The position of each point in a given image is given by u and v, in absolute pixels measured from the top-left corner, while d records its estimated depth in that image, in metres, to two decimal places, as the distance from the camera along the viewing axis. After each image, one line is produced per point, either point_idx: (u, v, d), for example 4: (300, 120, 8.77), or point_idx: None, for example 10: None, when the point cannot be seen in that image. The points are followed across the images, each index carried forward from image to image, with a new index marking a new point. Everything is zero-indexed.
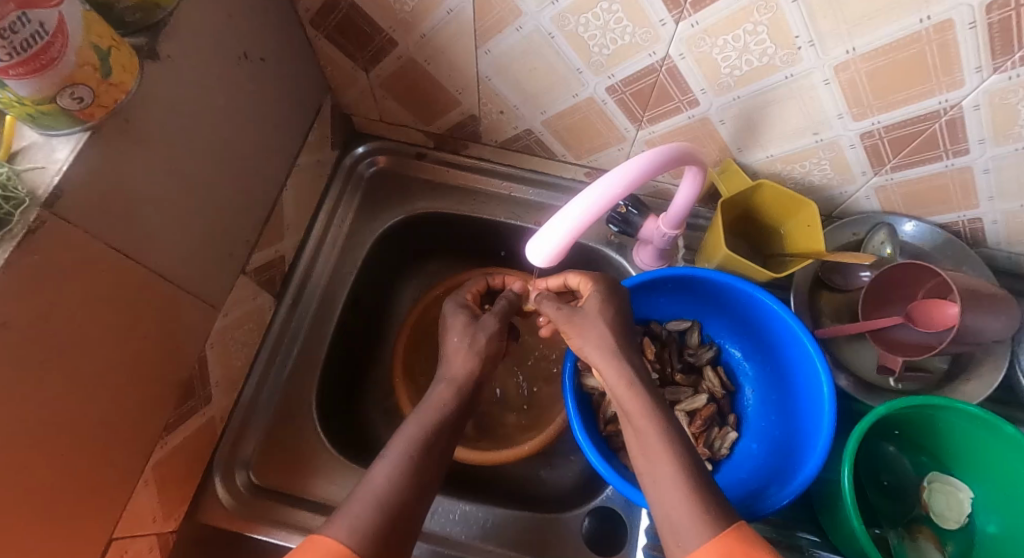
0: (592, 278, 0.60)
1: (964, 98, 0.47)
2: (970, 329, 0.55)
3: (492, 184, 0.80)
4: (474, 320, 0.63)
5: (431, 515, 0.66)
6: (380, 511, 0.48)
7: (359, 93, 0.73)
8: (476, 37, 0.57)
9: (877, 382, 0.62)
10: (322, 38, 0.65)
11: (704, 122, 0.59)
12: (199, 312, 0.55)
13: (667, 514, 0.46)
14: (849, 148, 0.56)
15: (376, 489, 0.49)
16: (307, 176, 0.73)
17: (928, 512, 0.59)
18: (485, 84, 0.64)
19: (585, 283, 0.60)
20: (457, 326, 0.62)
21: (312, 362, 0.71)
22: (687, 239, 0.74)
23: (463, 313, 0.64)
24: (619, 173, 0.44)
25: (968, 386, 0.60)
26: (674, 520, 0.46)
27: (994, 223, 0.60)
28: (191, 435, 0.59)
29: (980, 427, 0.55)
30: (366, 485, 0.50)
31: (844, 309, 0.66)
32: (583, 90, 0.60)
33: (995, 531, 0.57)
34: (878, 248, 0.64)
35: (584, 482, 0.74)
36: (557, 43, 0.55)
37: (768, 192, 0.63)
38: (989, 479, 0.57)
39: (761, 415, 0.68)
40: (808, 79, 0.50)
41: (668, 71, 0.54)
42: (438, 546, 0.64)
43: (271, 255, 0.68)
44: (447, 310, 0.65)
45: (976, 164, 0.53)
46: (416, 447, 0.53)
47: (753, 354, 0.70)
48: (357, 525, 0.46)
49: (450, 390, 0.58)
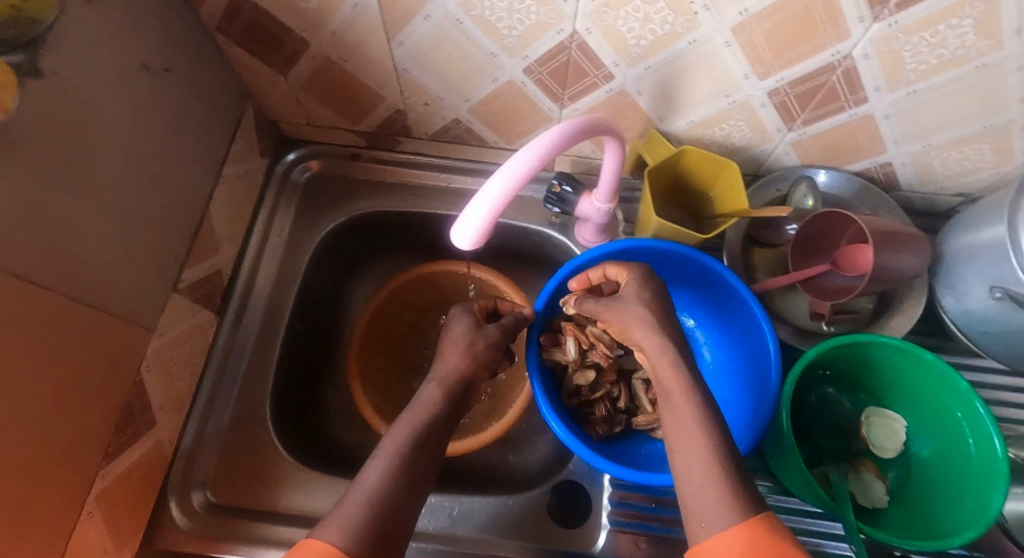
0: (631, 268, 0.57)
1: (854, 48, 0.49)
2: (888, 268, 0.58)
3: (429, 177, 0.80)
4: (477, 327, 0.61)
5: (425, 514, 0.66)
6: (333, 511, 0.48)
7: (281, 98, 0.72)
8: (386, 30, 0.57)
9: (811, 327, 0.65)
10: (232, 45, 0.63)
11: (622, 95, 0.61)
12: (128, 334, 0.54)
13: (697, 500, 0.44)
14: (761, 107, 0.58)
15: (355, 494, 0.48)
16: (237, 186, 0.71)
17: (868, 444, 0.61)
18: (405, 76, 0.64)
19: (624, 272, 0.57)
20: (458, 332, 0.61)
21: (262, 374, 0.70)
22: (625, 211, 0.76)
23: (466, 319, 0.62)
24: (534, 146, 0.44)
25: (893, 321, 0.63)
26: (701, 505, 0.43)
27: (903, 165, 0.63)
28: (137, 461, 0.58)
29: (902, 356, 0.58)
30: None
31: (776, 263, 0.69)
32: (501, 74, 0.61)
33: (928, 453, 0.60)
34: (801, 201, 0.67)
35: (554, 458, 0.75)
36: (467, 29, 0.55)
37: (692, 158, 0.65)
38: (919, 407, 0.61)
39: (719, 383, 0.69)
40: (710, 43, 0.51)
41: (578, 47, 0.55)
42: (425, 543, 0.65)
43: (206, 270, 0.66)
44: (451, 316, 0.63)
45: (877, 112, 0.56)
46: None
47: (710, 325, 0.71)
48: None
49: (443, 389, 0.57)
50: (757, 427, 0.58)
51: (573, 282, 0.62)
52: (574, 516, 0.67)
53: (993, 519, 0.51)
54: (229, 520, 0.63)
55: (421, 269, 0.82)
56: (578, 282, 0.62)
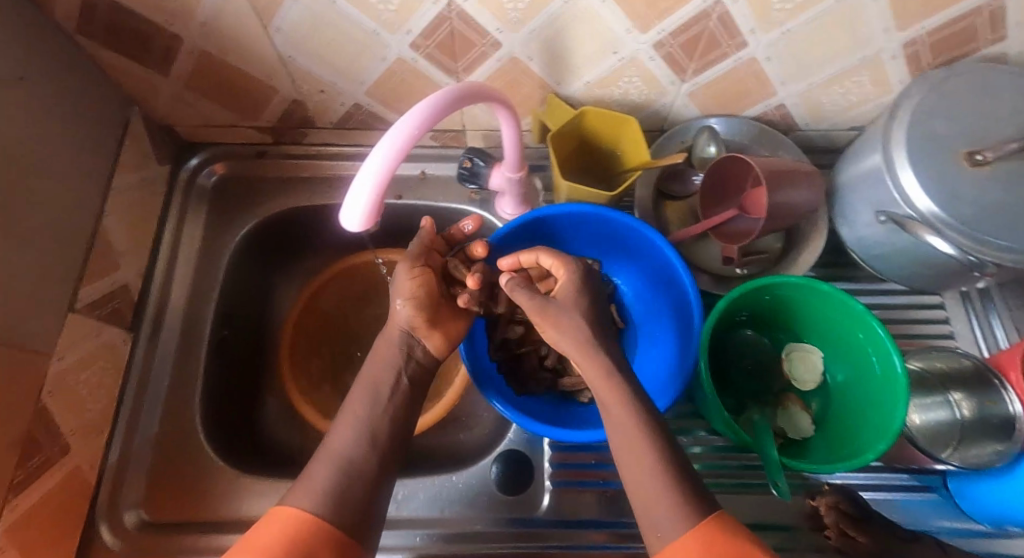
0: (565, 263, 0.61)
1: None
2: (787, 205, 0.60)
3: (341, 167, 0.78)
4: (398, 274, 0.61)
5: (397, 502, 0.66)
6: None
7: (168, 100, 0.69)
8: (259, 16, 0.55)
9: (724, 273, 0.67)
10: (101, 49, 0.60)
11: (514, 62, 0.60)
12: (21, 361, 0.51)
13: (643, 497, 0.46)
14: (649, 61, 0.59)
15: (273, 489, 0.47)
16: (133, 196, 0.68)
17: (790, 379, 0.64)
18: (291, 63, 0.62)
19: (559, 265, 0.61)
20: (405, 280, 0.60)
21: (186, 387, 0.68)
22: (544, 180, 0.77)
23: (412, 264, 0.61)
24: (413, 115, 0.43)
25: (800, 257, 0.65)
26: (648, 502, 0.46)
27: (795, 105, 0.65)
28: (53, 490, 0.55)
29: (806, 292, 0.60)
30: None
31: (687, 214, 0.71)
32: (388, 52, 0.59)
33: (843, 379, 0.63)
34: (704, 151, 0.69)
35: (497, 427, 0.76)
36: (342, 8, 0.53)
37: (593, 117, 0.65)
38: (828, 337, 0.63)
39: (649, 348, 0.70)
40: (584, 0, 0.51)
41: (459, 16, 0.54)
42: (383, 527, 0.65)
43: (108, 287, 0.64)
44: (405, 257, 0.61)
45: (758, 55, 0.57)
46: None
47: (646, 294, 0.71)
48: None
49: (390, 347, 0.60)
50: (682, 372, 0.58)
51: (502, 262, 0.63)
52: (519, 481, 0.67)
53: (898, 432, 0.53)
54: (167, 536, 0.62)
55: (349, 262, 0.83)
56: (508, 263, 0.63)
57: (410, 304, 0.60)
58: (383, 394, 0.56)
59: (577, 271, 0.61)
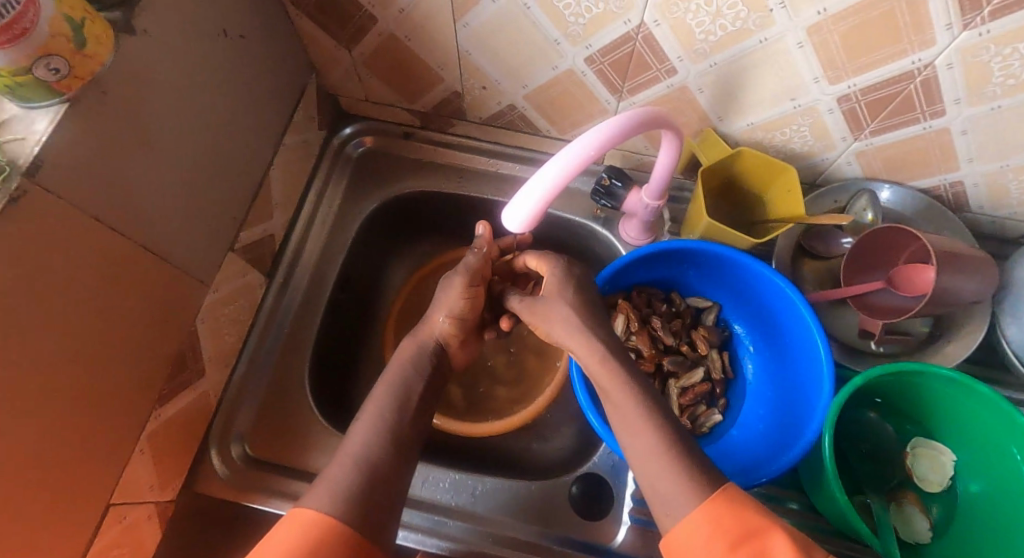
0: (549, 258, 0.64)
1: (937, 56, 0.47)
2: (949, 291, 0.56)
3: (479, 161, 0.80)
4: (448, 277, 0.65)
5: (421, 483, 0.67)
6: (362, 474, 0.49)
7: (343, 72, 0.73)
8: (453, 10, 0.58)
9: (859, 345, 0.63)
10: (303, 17, 0.65)
11: (683, 91, 0.60)
12: (188, 287, 0.56)
13: (654, 486, 0.48)
14: (827, 113, 0.56)
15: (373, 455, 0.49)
16: (295, 154, 0.73)
17: (912, 476, 0.60)
18: (466, 58, 0.64)
19: (544, 264, 0.64)
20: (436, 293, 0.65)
21: (303, 339, 0.72)
22: (671, 212, 0.74)
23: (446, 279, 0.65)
24: (595, 132, 0.45)
25: (949, 347, 0.61)
26: (661, 492, 0.47)
27: (976, 185, 0.60)
28: (185, 408, 0.60)
29: (959, 389, 0.55)
30: (353, 450, 0.51)
31: (826, 277, 0.67)
32: (562, 61, 0.60)
33: (978, 490, 0.57)
34: (860, 214, 0.65)
35: (580, 445, 0.76)
36: (532, 14, 0.55)
37: (749, 159, 0.63)
38: (969, 441, 0.58)
39: (755, 405, 0.67)
40: (781, 42, 0.50)
41: (644, 39, 0.54)
42: (431, 513, 0.66)
43: (260, 234, 0.69)
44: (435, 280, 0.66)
45: (953, 126, 0.54)
46: (381, 414, 0.55)
47: (764, 349, 0.68)
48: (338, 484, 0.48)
49: (416, 347, 0.62)
50: (802, 444, 0.54)
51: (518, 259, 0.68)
52: (597, 510, 0.67)
53: None
54: (265, 474, 0.66)
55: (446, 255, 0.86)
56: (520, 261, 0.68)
57: (452, 320, 0.63)
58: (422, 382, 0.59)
59: (560, 268, 0.63)
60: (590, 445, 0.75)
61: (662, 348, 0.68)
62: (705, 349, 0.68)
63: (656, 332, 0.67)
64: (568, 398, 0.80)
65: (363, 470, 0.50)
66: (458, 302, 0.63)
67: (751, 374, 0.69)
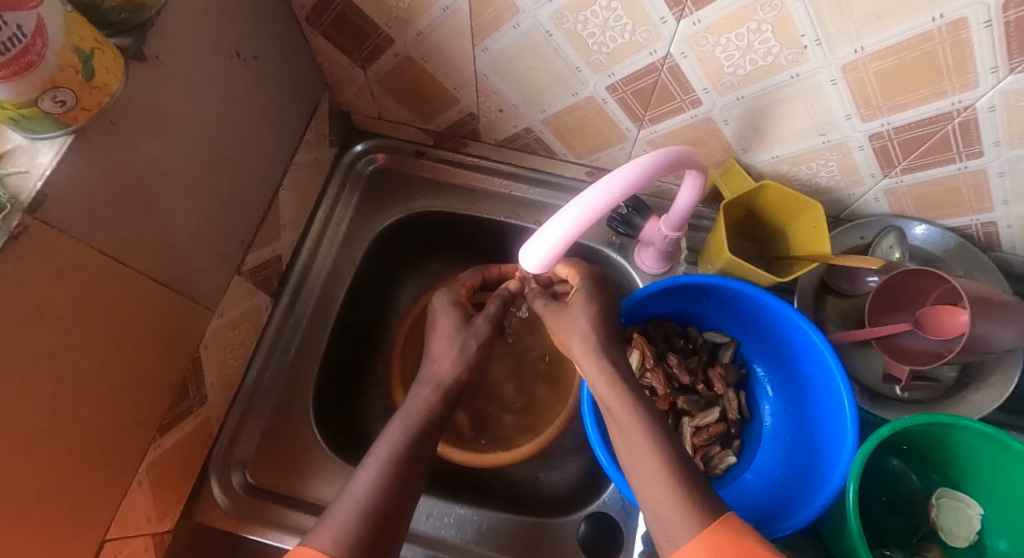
0: (580, 270, 0.61)
1: (979, 99, 0.45)
2: (982, 339, 0.54)
3: (492, 183, 0.79)
4: (468, 323, 0.63)
5: (425, 516, 0.66)
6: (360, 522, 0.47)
7: (356, 90, 0.72)
8: (471, 34, 0.56)
9: (883, 390, 0.61)
10: (319, 36, 0.64)
11: (707, 122, 0.57)
12: (189, 313, 0.55)
13: (656, 512, 0.46)
14: (857, 150, 0.54)
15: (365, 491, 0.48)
16: (306, 174, 0.72)
17: (937, 529, 0.58)
18: (483, 81, 0.62)
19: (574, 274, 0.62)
20: (449, 326, 0.63)
21: (308, 363, 0.71)
22: (690, 240, 0.71)
23: (455, 311, 0.64)
24: (632, 165, 0.45)
25: (977, 395, 0.59)
26: (662, 518, 0.45)
27: (1009, 227, 0.58)
28: (184, 437, 0.60)
29: (988, 443, 0.53)
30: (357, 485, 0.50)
31: (850, 315, 0.65)
32: (582, 89, 0.59)
33: (1006, 548, 0.55)
34: (887, 253, 0.62)
35: (588, 478, 0.74)
36: (555, 41, 0.53)
37: (773, 194, 0.61)
38: (998, 494, 0.56)
39: (771, 449, 0.65)
40: (814, 79, 0.48)
41: (670, 70, 0.52)
42: (431, 549, 0.64)
43: (268, 255, 0.67)
44: (440, 305, 0.65)
45: (990, 167, 0.52)
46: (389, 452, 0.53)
47: (784, 391, 0.66)
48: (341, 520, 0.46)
49: (431, 388, 0.59)
50: (823, 498, 0.52)
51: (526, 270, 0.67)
52: (605, 549, 0.65)
53: None
54: (266, 504, 0.65)
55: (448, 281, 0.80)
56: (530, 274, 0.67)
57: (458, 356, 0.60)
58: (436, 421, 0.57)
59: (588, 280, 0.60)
60: (597, 478, 0.73)
61: (677, 384, 0.66)
62: (721, 388, 0.66)
63: (671, 369, 0.65)
64: (578, 427, 0.78)
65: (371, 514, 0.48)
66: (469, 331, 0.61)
67: (769, 416, 0.67)
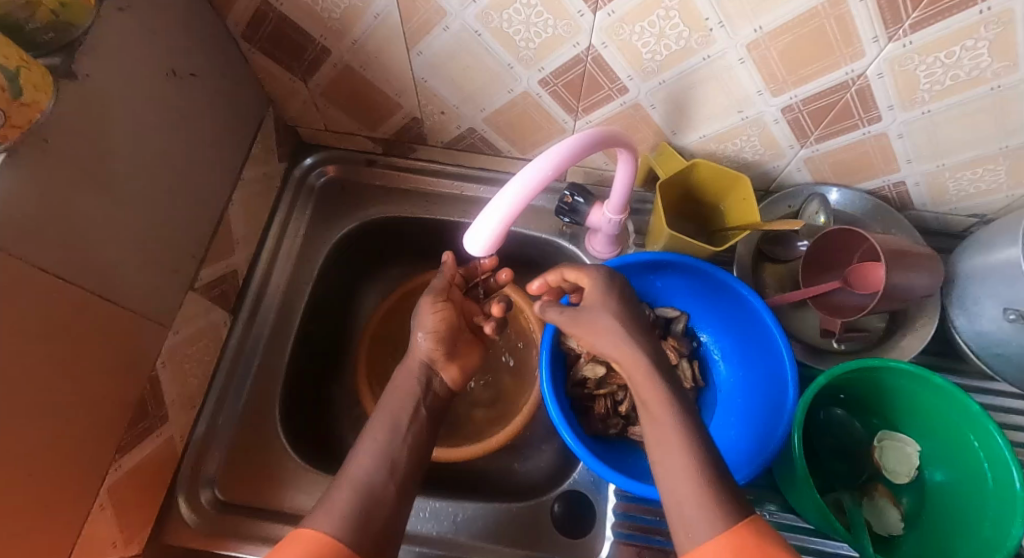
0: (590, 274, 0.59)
1: (868, 67, 0.50)
2: (900, 287, 0.59)
3: (443, 185, 0.81)
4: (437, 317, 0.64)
5: (414, 516, 0.67)
6: (360, 498, 0.48)
7: (301, 104, 0.73)
8: (405, 39, 0.58)
9: (822, 345, 0.66)
10: (256, 51, 0.66)
11: (636, 108, 0.61)
12: (143, 330, 0.56)
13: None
14: (773, 124, 0.59)
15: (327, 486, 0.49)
16: (255, 189, 0.73)
17: (881, 469, 0.62)
18: (421, 85, 0.65)
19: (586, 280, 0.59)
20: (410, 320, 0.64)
21: (272, 375, 0.71)
22: (635, 224, 0.75)
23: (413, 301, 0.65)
24: (569, 142, 0.48)
25: (905, 340, 0.64)
26: (682, 504, 0.45)
27: (918, 185, 0.63)
28: (147, 457, 0.60)
29: (915, 381, 0.58)
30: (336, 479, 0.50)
31: (786, 279, 0.69)
32: (517, 85, 0.61)
33: (943, 479, 0.60)
34: (813, 218, 0.67)
35: (558, 461, 0.76)
36: (484, 40, 0.56)
37: (704, 171, 0.65)
38: (933, 431, 0.61)
39: (726, 412, 0.68)
40: (724, 59, 0.52)
41: (594, 61, 0.55)
42: (424, 547, 0.66)
43: (222, 270, 0.68)
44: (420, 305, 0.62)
45: (890, 130, 0.56)
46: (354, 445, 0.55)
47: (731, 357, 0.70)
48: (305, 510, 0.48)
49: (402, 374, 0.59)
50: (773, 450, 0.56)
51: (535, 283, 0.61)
52: (578, 527, 0.68)
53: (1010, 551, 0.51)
54: (239, 518, 0.65)
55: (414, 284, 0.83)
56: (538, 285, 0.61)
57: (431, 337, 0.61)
58: (402, 425, 0.56)
59: (602, 283, 0.58)
60: (566, 458, 0.76)
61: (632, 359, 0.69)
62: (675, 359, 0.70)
63: None
64: (544, 414, 0.81)
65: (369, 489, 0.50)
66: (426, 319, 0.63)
67: (721, 382, 0.71)
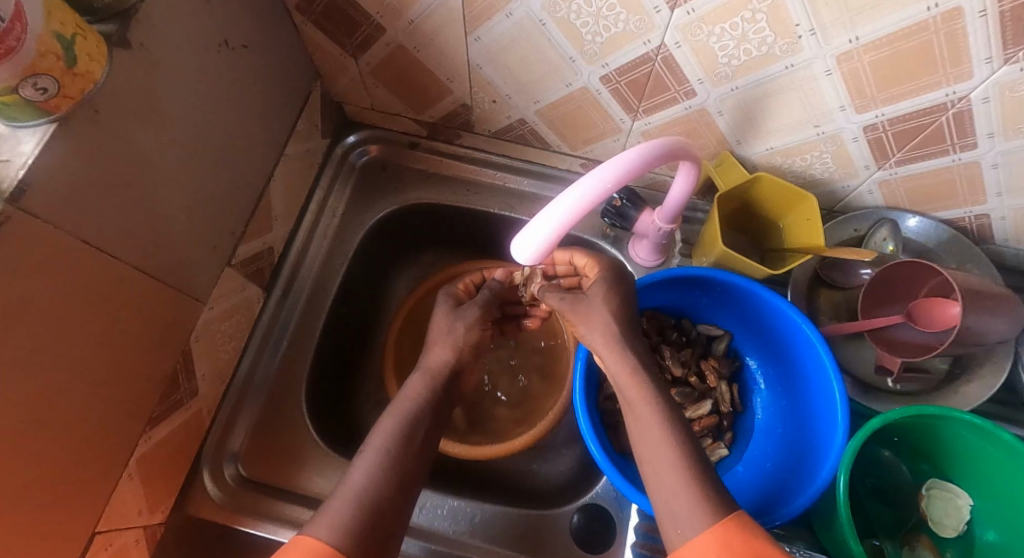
0: (598, 262, 0.60)
1: (973, 90, 0.45)
2: (972, 331, 0.54)
3: (486, 175, 0.78)
4: (469, 312, 0.61)
5: (419, 509, 0.66)
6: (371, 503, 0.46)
7: (349, 81, 0.71)
8: (465, 23, 0.55)
9: (875, 382, 0.61)
10: (309, 24, 0.63)
11: (702, 114, 0.57)
12: (179, 304, 0.55)
13: (664, 504, 0.45)
14: (851, 142, 0.54)
15: (354, 484, 0.48)
16: (297, 165, 0.71)
17: (927, 520, 0.58)
18: (477, 72, 0.62)
19: (592, 267, 0.60)
20: (446, 317, 0.61)
21: (300, 356, 0.70)
22: (684, 233, 0.71)
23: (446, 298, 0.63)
24: (633, 151, 0.45)
25: (968, 387, 0.59)
26: (671, 511, 0.44)
27: (1003, 219, 0.58)
28: (176, 429, 0.60)
29: (978, 434, 0.54)
30: (363, 481, 0.48)
31: (842, 308, 0.65)
32: (576, 79, 0.58)
33: (995, 538, 0.56)
34: (880, 245, 0.62)
35: (580, 470, 0.74)
36: (548, 30, 0.53)
37: (767, 185, 0.61)
38: (990, 487, 0.56)
39: (762, 441, 0.65)
40: (808, 70, 0.48)
41: (664, 60, 0.52)
42: (426, 542, 0.64)
43: (259, 247, 0.67)
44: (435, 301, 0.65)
45: (984, 159, 0.51)
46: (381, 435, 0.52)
47: (775, 384, 0.66)
48: (332, 505, 0.46)
49: (427, 380, 0.56)
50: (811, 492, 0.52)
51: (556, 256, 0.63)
52: (596, 540, 0.65)
53: None
54: (261, 496, 0.64)
55: (440, 274, 0.80)
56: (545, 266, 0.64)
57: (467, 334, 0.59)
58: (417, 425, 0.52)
59: (608, 271, 0.58)
60: (590, 469, 0.73)
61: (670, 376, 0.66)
62: (714, 381, 0.66)
63: (665, 362, 0.66)
64: (570, 419, 0.78)
65: (379, 499, 0.47)
66: (463, 318, 0.60)
67: (761, 409, 0.67)
